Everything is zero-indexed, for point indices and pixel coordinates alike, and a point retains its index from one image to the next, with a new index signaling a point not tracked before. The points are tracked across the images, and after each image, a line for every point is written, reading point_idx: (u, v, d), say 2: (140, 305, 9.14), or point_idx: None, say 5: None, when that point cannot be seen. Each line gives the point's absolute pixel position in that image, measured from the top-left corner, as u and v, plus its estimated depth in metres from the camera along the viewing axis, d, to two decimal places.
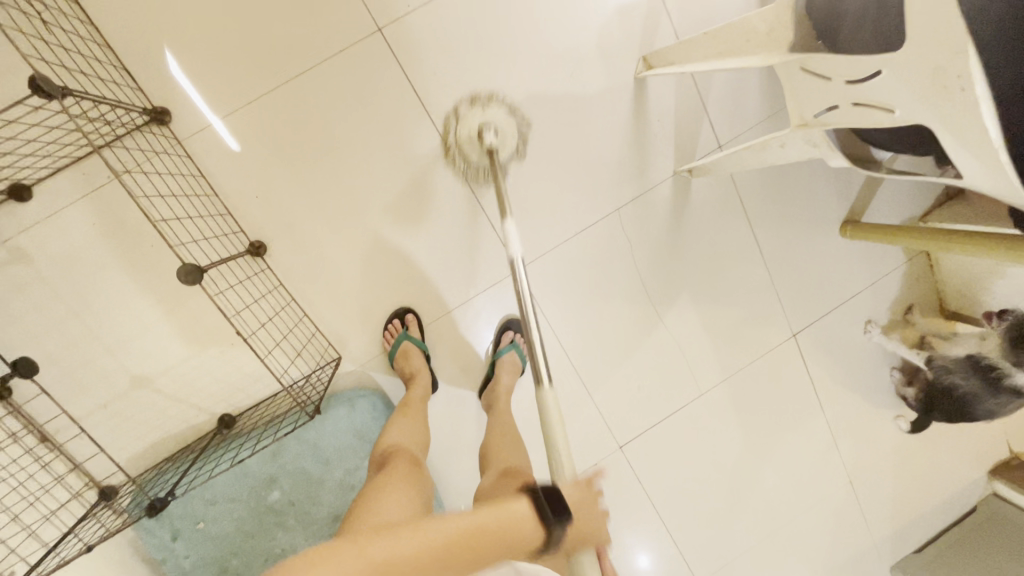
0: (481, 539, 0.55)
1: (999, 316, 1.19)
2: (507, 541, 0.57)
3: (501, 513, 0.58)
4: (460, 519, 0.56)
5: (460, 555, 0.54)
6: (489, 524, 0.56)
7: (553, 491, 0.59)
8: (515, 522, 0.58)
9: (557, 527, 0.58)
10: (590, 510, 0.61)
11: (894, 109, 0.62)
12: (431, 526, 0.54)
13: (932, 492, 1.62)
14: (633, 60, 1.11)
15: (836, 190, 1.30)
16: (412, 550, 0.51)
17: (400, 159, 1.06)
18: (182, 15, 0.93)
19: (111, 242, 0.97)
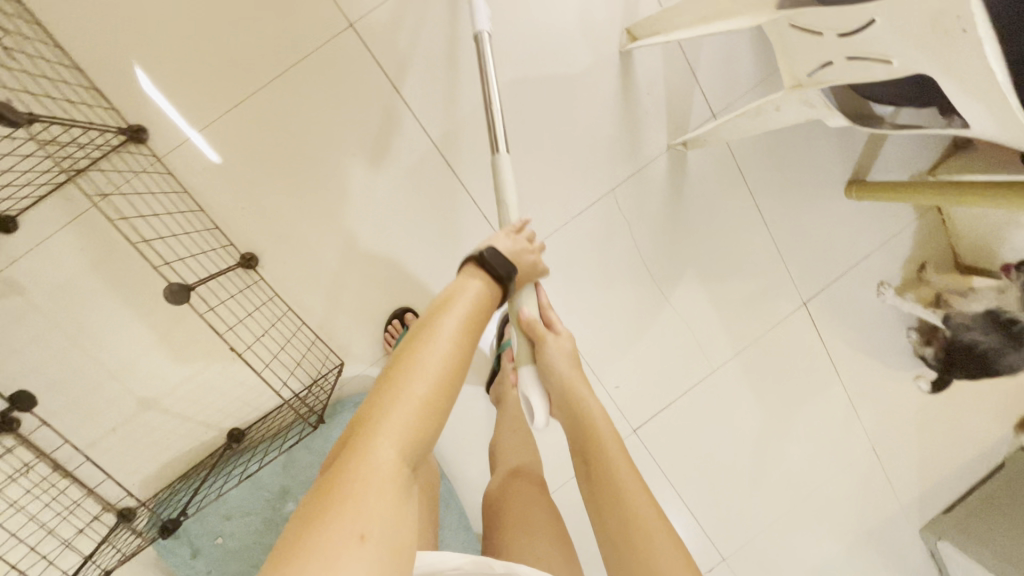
0: (477, 321, 0.59)
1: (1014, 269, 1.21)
2: (485, 307, 0.62)
3: (470, 290, 0.61)
4: (452, 316, 0.57)
5: (471, 343, 0.56)
6: (472, 306, 0.59)
7: (489, 251, 0.65)
8: (480, 292, 0.62)
9: (505, 271, 0.65)
10: (528, 254, 0.71)
11: (892, 60, 0.57)
12: (435, 335, 0.54)
13: (958, 451, 1.59)
14: (617, 33, 1.08)
15: (839, 151, 1.26)
16: (440, 371, 0.51)
17: (386, 157, 1.04)
18: (149, 29, 0.91)
19: (102, 265, 0.96)
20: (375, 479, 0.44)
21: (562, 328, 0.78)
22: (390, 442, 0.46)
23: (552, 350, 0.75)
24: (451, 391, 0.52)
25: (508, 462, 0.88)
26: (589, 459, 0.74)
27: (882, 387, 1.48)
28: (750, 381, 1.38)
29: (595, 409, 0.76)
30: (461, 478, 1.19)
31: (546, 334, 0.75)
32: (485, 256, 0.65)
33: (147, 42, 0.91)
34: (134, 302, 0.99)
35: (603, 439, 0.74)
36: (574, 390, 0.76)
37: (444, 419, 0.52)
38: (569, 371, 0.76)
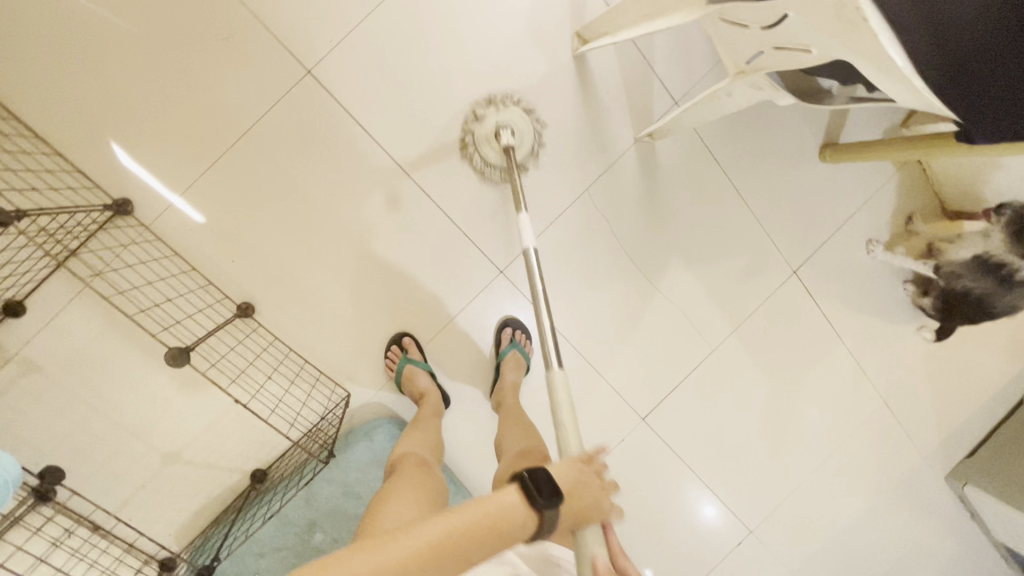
0: (471, 544, 0.54)
1: (993, 211, 1.20)
2: (500, 530, 0.56)
3: (489, 505, 0.57)
4: (445, 519, 0.54)
5: (447, 561, 0.52)
6: (484, 521, 0.55)
7: (541, 475, 0.59)
8: (502, 517, 0.56)
9: (548, 509, 0.57)
10: (592, 483, 0.62)
11: (811, 49, 0.63)
12: (414, 534, 0.52)
13: (972, 394, 1.59)
14: (568, 37, 1.09)
15: (808, 117, 1.26)
16: (395, 557, 0.50)
17: (362, 193, 1.07)
18: (118, 105, 0.95)
19: (109, 335, 1.01)
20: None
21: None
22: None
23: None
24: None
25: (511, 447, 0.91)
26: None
27: (885, 342, 1.48)
28: (752, 356, 1.39)
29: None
30: (479, 488, 1.22)
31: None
32: (529, 472, 0.59)
33: (118, 118, 0.95)
34: (145, 364, 1.04)
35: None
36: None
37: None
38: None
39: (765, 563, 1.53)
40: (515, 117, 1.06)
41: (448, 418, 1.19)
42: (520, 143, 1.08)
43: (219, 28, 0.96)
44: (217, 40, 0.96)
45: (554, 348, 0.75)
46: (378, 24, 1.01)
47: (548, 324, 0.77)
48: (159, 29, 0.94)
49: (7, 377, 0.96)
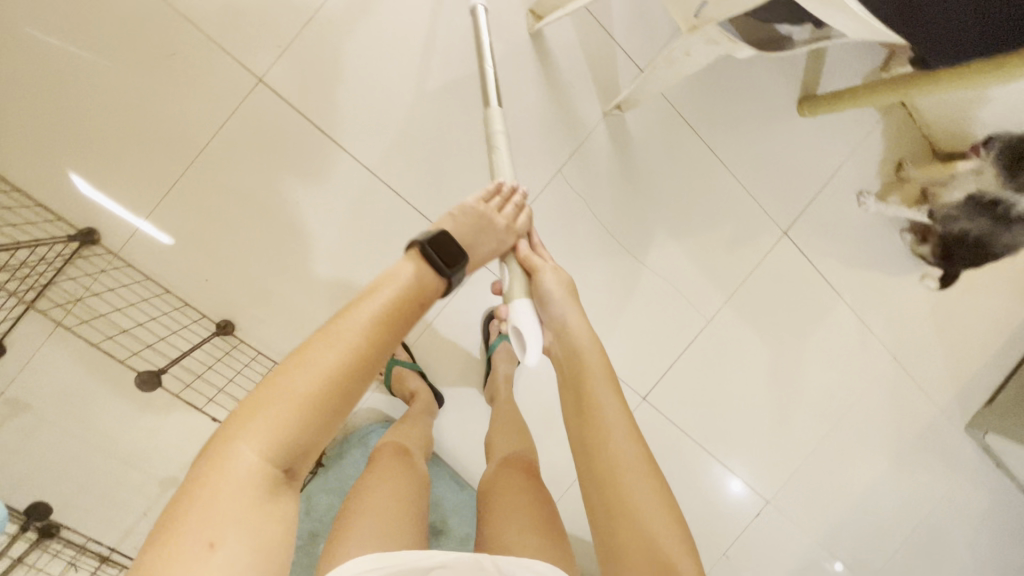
0: (397, 314, 0.58)
1: (982, 145, 1.14)
2: (415, 296, 0.61)
3: (396, 276, 0.61)
4: (368, 304, 0.57)
5: (381, 339, 0.56)
6: (398, 296, 0.59)
7: (435, 241, 0.64)
8: (421, 281, 0.62)
9: (448, 266, 0.65)
10: (502, 220, 0.74)
11: None
12: (337, 329, 0.54)
13: (983, 339, 1.55)
14: (522, 16, 1.07)
15: (781, 72, 1.23)
16: (327, 368, 0.51)
17: (330, 196, 1.05)
18: (73, 135, 0.94)
19: (93, 366, 1.00)
20: (229, 482, 0.45)
21: (558, 270, 0.76)
22: (251, 446, 0.47)
23: (545, 289, 0.73)
24: (341, 391, 0.52)
25: (499, 452, 0.89)
26: (582, 425, 0.66)
27: (888, 295, 1.44)
28: (751, 323, 1.36)
29: (581, 340, 0.71)
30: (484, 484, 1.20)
31: (540, 277, 0.74)
32: (431, 242, 0.64)
33: (74, 148, 0.94)
34: (132, 392, 1.03)
35: (593, 384, 0.68)
36: (556, 327, 0.73)
37: (330, 425, 0.52)
38: (564, 309, 0.72)
39: (787, 534, 1.50)
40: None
41: (444, 417, 1.17)
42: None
43: (164, 44, 0.95)
44: (164, 58, 0.95)
45: (490, 89, 0.82)
46: (327, 24, 1.00)
47: (491, 74, 0.82)
48: (105, 52, 0.93)
49: None
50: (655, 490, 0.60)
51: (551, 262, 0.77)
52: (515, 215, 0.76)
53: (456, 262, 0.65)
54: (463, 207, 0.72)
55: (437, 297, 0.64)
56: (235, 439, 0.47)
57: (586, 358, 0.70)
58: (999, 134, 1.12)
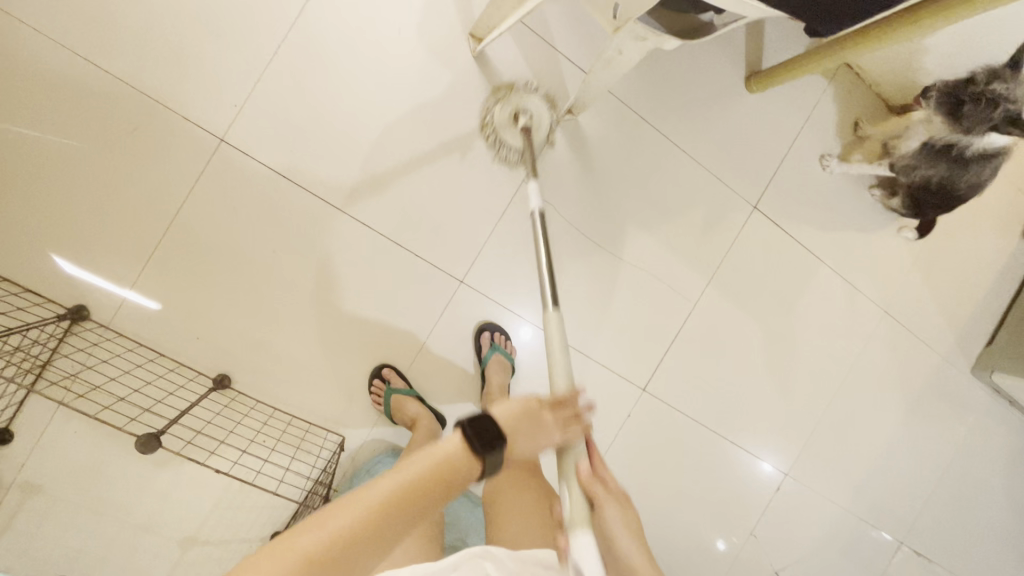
0: (419, 493, 0.54)
1: (921, 95, 1.13)
2: (443, 476, 0.56)
3: (434, 455, 0.57)
4: (392, 480, 0.53)
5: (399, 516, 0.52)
6: (425, 470, 0.55)
7: (479, 422, 0.58)
8: (450, 468, 0.56)
9: (486, 454, 0.57)
10: (554, 425, 0.62)
11: None
12: (359, 502, 0.51)
13: (971, 281, 1.56)
14: (464, 41, 1.11)
15: (724, 52, 1.25)
16: (337, 534, 0.49)
17: (304, 240, 1.08)
18: (52, 220, 0.98)
19: (99, 438, 1.03)
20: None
21: (610, 482, 0.66)
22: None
23: (608, 514, 0.63)
24: (353, 557, 0.49)
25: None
26: None
27: (868, 251, 1.45)
28: (737, 299, 1.38)
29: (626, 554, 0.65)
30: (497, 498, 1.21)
31: (603, 500, 0.62)
32: (473, 420, 0.58)
33: (54, 233, 0.98)
34: (141, 458, 1.06)
35: None
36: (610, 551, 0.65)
37: None
38: (628, 546, 0.65)
39: (809, 504, 1.49)
40: (534, 106, 1.13)
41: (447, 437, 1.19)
42: (536, 130, 1.15)
43: (126, 120, 0.99)
44: (127, 134, 0.99)
45: (547, 289, 0.79)
46: (278, 77, 1.04)
47: (546, 276, 0.80)
48: (71, 138, 0.97)
49: (11, 504, 0.98)
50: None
51: (607, 477, 0.66)
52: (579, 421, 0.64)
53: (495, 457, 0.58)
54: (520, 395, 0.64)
55: (464, 485, 0.57)
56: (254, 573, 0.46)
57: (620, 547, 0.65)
58: (936, 83, 1.11)
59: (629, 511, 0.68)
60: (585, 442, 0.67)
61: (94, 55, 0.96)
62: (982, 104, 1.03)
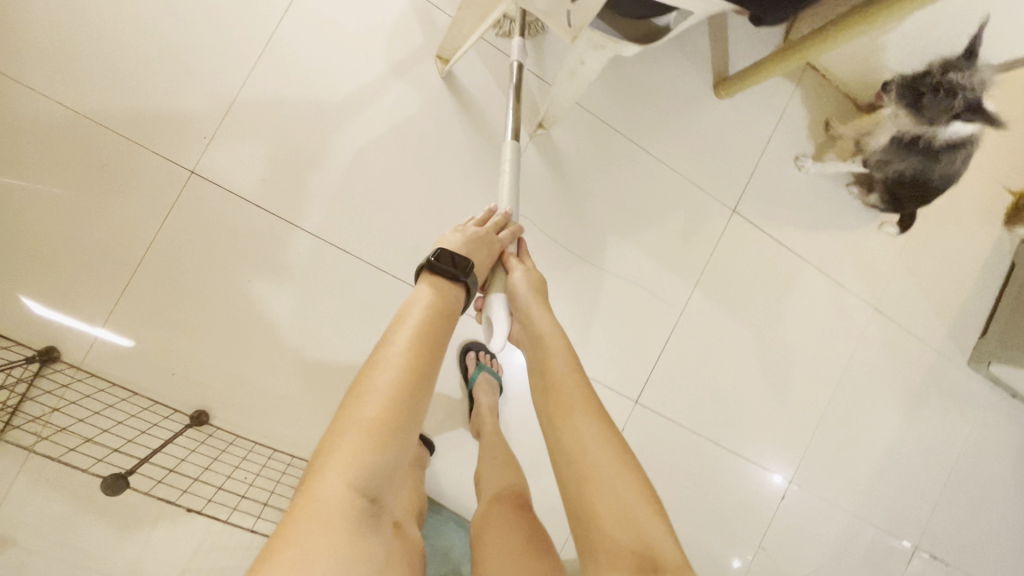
0: (431, 330, 0.62)
1: (882, 92, 1.14)
2: (441, 308, 0.66)
3: (421, 297, 0.67)
4: (403, 330, 0.61)
5: (424, 356, 0.59)
6: (426, 311, 0.64)
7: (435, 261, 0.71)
8: (439, 301, 0.67)
9: (452, 274, 0.71)
10: (489, 233, 0.80)
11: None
12: (387, 357, 0.58)
13: (958, 273, 1.56)
14: (432, 64, 1.12)
15: (690, 62, 1.27)
16: (389, 390, 0.54)
17: (279, 268, 1.07)
18: (22, 261, 0.96)
19: (72, 485, 0.99)
20: (322, 512, 0.46)
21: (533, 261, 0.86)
22: (338, 473, 0.48)
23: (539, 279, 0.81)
24: (409, 399, 0.54)
25: (489, 489, 0.88)
26: (554, 426, 0.65)
27: (853, 249, 1.45)
28: (725, 304, 1.36)
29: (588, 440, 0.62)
30: None
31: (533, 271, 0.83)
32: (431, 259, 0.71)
33: (23, 274, 0.96)
34: (117, 502, 1.02)
35: (569, 414, 0.64)
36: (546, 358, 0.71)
37: (403, 442, 0.52)
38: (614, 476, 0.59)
39: (818, 511, 1.45)
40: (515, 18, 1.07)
41: (436, 462, 1.15)
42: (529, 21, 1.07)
43: (95, 157, 0.99)
44: (97, 170, 0.99)
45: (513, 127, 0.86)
46: (248, 109, 1.04)
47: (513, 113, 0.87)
48: (40, 178, 0.97)
49: None
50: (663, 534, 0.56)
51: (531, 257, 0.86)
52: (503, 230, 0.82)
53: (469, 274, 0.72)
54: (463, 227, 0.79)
55: (454, 300, 0.70)
56: (322, 469, 0.48)
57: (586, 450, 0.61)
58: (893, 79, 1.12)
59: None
60: (514, 244, 0.86)
61: (62, 95, 0.97)
62: (941, 94, 1.03)
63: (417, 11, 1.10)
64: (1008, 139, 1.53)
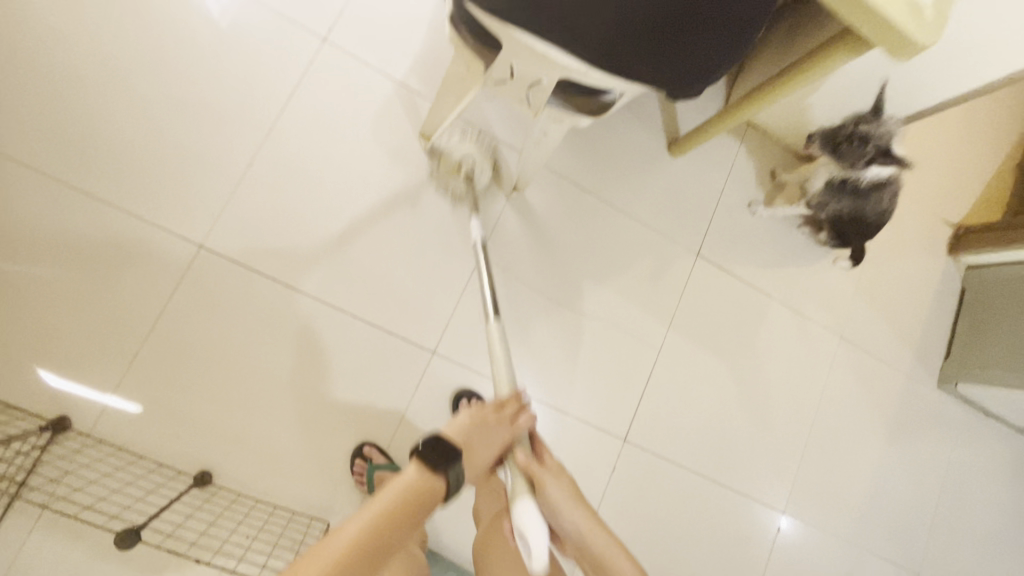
0: (386, 524, 0.68)
1: (809, 144, 1.30)
2: (410, 501, 0.71)
3: (398, 485, 0.72)
4: (359, 517, 0.67)
5: (364, 553, 0.65)
6: (394, 503, 0.70)
7: (427, 450, 0.74)
8: (422, 498, 0.72)
9: (440, 467, 0.74)
10: (500, 421, 0.84)
11: (541, 79, 0.76)
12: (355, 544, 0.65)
13: (913, 300, 1.67)
14: (415, 140, 1.26)
15: (645, 126, 1.44)
16: None
17: (281, 328, 1.15)
18: (41, 337, 1.04)
19: (74, 555, 1.00)
20: None
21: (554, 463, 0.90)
22: None
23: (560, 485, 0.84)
24: None
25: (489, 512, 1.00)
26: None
27: (812, 282, 1.57)
28: (699, 341, 1.45)
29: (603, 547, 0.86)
30: None
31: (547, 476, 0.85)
32: (425, 446, 0.75)
33: (40, 349, 1.04)
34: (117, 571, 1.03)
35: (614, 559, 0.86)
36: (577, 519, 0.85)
37: None
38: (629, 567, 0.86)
39: (811, 540, 1.47)
40: (472, 149, 1.22)
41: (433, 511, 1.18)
42: (479, 173, 1.24)
43: (112, 239, 1.09)
44: (114, 249, 1.09)
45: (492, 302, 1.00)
46: (251, 188, 1.16)
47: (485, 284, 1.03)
48: (62, 261, 1.07)
49: None
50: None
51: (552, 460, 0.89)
52: (519, 423, 0.86)
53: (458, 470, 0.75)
54: (473, 411, 0.83)
55: (433, 496, 0.73)
56: None
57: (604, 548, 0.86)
58: (815, 132, 1.29)
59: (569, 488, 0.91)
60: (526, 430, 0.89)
61: (86, 186, 1.09)
62: (855, 144, 1.19)
63: (401, 96, 1.25)
64: (939, 177, 1.69)
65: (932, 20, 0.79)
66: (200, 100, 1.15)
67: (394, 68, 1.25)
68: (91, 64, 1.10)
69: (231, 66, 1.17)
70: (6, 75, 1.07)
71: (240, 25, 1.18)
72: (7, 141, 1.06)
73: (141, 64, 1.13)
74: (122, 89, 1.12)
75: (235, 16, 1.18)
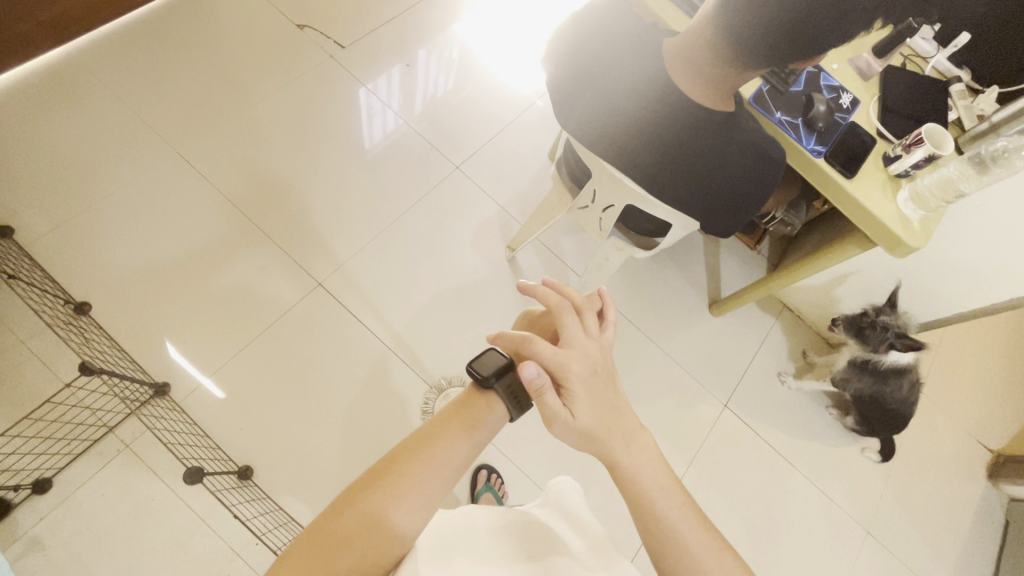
0: (434, 439, 0.58)
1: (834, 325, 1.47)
2: (461, 417, 0.61)
3: (444, 412, 0.62)
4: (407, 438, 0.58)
5: (406, 461, 0.55)
6: (441, 422, 0.60)
7: (477, 369, 0.64)
8: (494, 419, 0.63)
9: (493, 381, 0.63)
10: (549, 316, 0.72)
11: (614, 204, 1.02)
12: (432, 452, 0.56)
13: (954, 518, 1.60)
14: (501, 248, 1.56)
15: (691, 285, 1.69)
16: (357, 494, 0.53)
17: (354, 362, 1.36)
18: (178, 320, 1.32)
19: (119, 505, 1.13)
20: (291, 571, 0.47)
21: (576, 372, 0.60)
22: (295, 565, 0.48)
23: (580, 418, 0.59)
24: (365, 500, 0.52)
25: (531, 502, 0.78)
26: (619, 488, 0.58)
27: (839, 465, 1.59)
28: (717, 490, 1.48)
29: (648, 480, 0.57)
30: None
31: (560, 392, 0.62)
32: (476, 366, 0.64)
33: (175, 328, 1.31)
34: (141, 533, 1.12)
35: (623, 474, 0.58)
36: (606, 448, 0.58)
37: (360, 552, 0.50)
38: (681, 517, 0.56)
39: None
40: None
41: None
42: None
43: (258, 261, 1.41)
44: (256, 269, 1.40)
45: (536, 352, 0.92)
46: (369, 252, 1.48)
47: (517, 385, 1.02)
48: (220, 266, 1.39)
49: (11, 556, 1.05)
50: (730, 564, 0.54)
51: (569, 372, 0.60)
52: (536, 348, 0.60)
53: (512, 382, 0.64)
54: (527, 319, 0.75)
55: (493, 413, 0.62)
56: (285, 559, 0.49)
57: (643, 478, 0.57)
58: (841, 316, 1.47)
59: (612, 388, 0.63)
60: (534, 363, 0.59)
61: (259, 221, 1.45)
62: (879, 328, 1.32)
63: (499, 216, 1.60)
64: (977, 398, 1.74)
65: (919, 231, 1.03)
66: (357, 185, 1.55)
67: (501, 196, 1.63)
68: (295, 148, 1.56)
69: (386, 169, 1.59)
70: (239, 142, 1.54)
71: (401, 145, 1.63)
72: (219, 182, 1.48)
73: (327, 154, 1.57)
74: (308, 166, 1.55)
75: (402, 139, 1.64)
